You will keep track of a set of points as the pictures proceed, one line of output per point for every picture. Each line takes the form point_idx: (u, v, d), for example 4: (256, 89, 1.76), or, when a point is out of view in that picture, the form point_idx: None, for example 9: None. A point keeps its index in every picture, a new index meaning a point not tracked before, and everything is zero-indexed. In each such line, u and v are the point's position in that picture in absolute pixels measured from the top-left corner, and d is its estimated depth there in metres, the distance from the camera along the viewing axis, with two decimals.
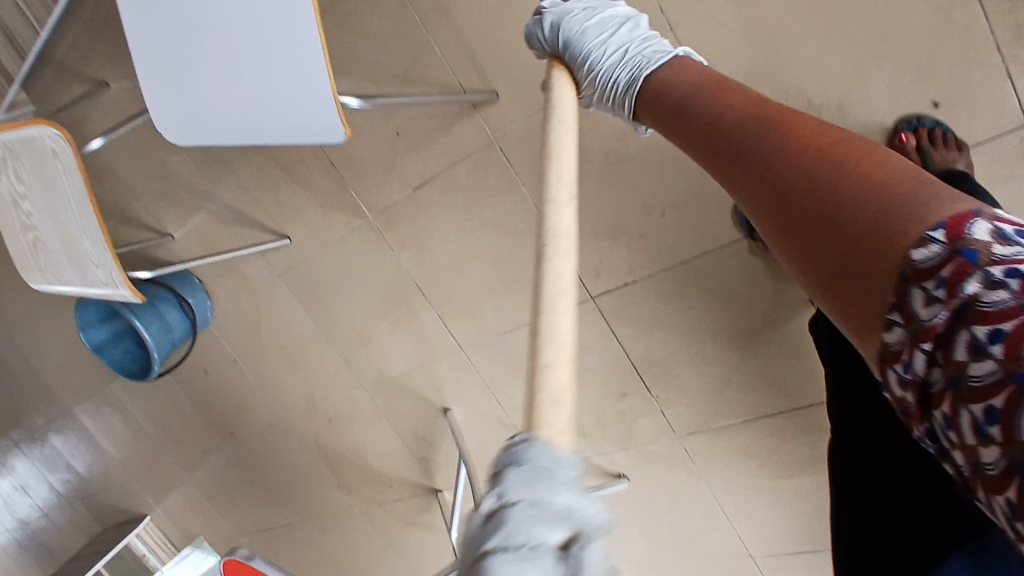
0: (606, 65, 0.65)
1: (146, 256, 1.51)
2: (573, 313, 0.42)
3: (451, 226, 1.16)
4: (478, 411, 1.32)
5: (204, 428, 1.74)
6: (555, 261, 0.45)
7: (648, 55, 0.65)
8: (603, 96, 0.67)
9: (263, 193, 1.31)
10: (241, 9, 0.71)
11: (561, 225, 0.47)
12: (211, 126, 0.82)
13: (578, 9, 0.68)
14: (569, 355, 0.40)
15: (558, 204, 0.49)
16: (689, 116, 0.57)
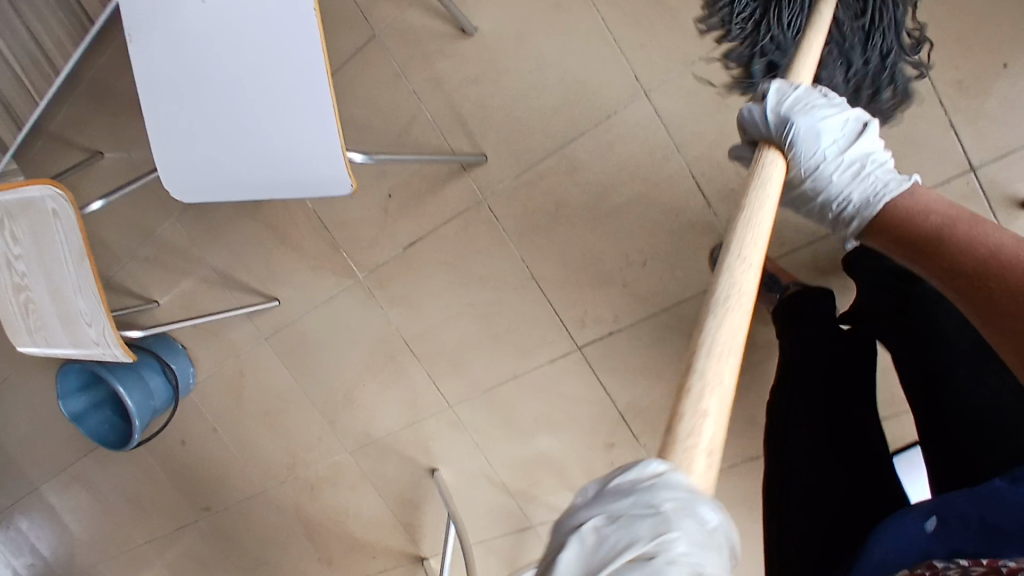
0: (840, 185, 0.65)
1: (128, 323, 1.51)
2: (732, 371, 0.43)
3: (440, 282, 1.20)
4: (467, 469, 1.32)
5: (179, 502, 1.69)
6: (731, 273, 0.47)
7: (883, 177, 0.65)
8: (821, 205, 0.68)
9: (254, 256, 1.35)
10: (264, 68, 0.78)
11: (744, 284, 0.47)
12: (217, 179, 0.86)
13: (820, 101, 0.63)
14: (725, 412, 0.41)
15: (739, 261, 0.48)
16: (912, 225, 0.59)
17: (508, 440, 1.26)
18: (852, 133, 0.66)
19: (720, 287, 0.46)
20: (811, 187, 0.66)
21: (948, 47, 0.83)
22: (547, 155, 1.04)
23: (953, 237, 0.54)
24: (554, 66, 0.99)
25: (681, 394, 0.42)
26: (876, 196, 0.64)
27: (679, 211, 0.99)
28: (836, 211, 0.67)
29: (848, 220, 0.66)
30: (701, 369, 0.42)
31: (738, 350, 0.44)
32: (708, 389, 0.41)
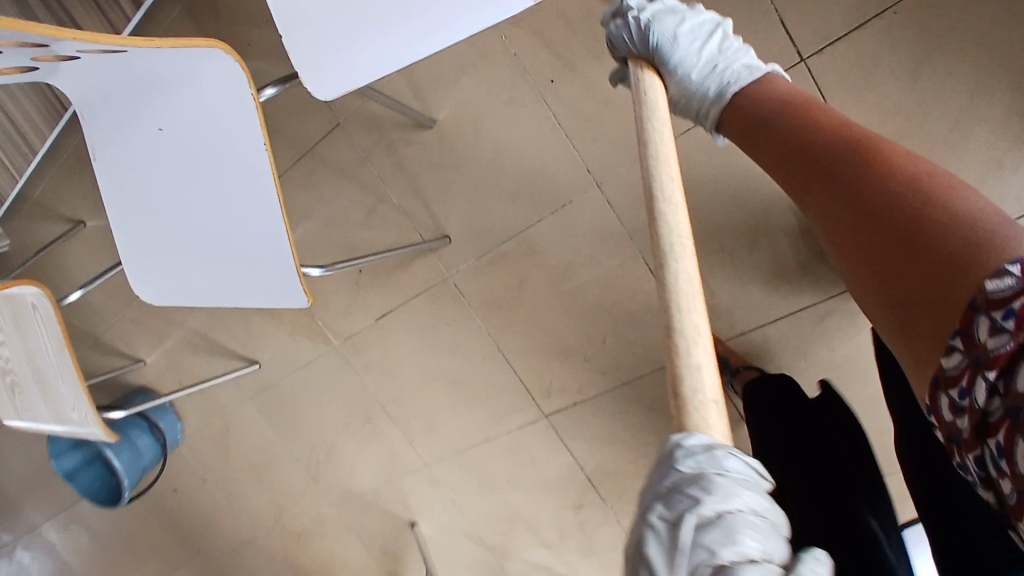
0: (699, 78, 0.65)
1: (116, 380, 1.55)
2: (704, 315, 0.40)
3: (411, 351, 1.23)
4: (444, 525, 1.36)
5: (172, 546, 1.74)
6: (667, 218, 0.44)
7: (737, 68, 0.65)
8: (683, 105, 0.67)
9: (234, 320, 1.39)
10: (214, 169, 0.80)
11: (682, 226, 0.43)
12: (172, 274, 0.87)
13: (666, 14, 0.65)
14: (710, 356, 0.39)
15: (669, 201, 0.44)
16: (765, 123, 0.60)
17: (482, 499, 1.30)
18: (707, 32, 0.66)
19: (663, 239, 0.43)
20: (679, 87, 0.65)
21: None
22: (507, 237, 1.07)
23: (836, 149, 0.53)
24: (512, 155, 1.03)
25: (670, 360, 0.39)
26: (729, 88, 0.64)
27: (636, 292, 1.03)
28: (697, 107, 0.66)
29: (710, 113, 0.65)
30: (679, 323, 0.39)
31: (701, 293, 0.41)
32: (693, 344, 0.39)
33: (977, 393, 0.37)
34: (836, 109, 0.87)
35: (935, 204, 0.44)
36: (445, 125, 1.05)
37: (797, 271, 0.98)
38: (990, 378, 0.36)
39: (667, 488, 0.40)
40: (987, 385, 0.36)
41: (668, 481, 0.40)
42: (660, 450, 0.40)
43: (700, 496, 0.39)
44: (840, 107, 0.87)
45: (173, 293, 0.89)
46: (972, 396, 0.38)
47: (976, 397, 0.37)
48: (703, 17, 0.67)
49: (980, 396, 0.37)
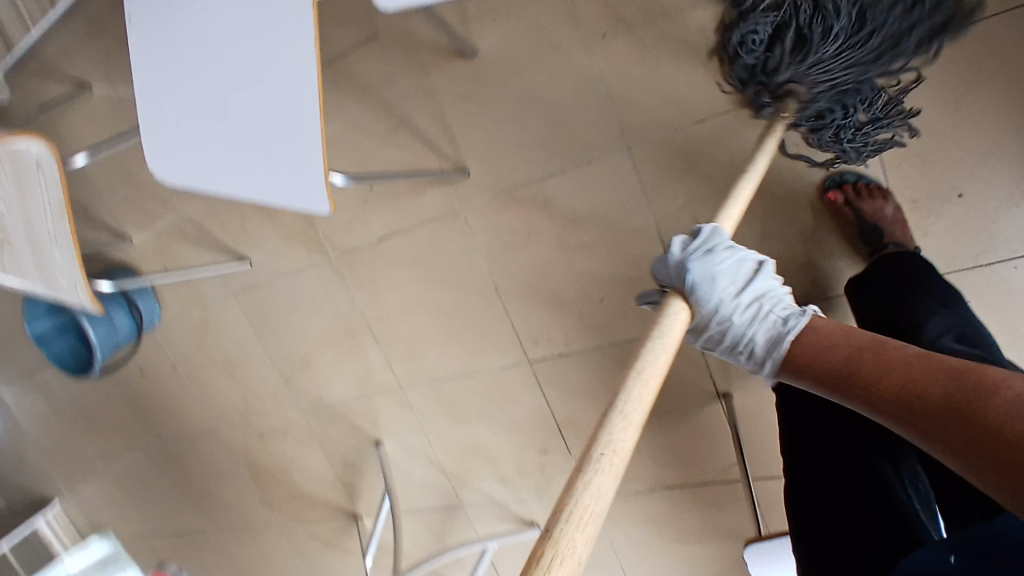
0: (741, 324, 0.67)
1: (99, 253, 1.53)
2: (589, 538, 0.45)
3: (407, 277, 1.24)
4: (410, 447, 1.41)
5: (131, 425, 1.75)
6: (614, 431, 0.52)
7: (783, 312, 0.67)
8: (734, 347, 0.68)
9: (230, 215, 1.37)
10: (251, 59, 0.78)
11: (618, 445, 0.51)
12: (187, 155, 0.85)
13: (714, 255, 0.71)
14: (573, 572, 0.43)
15: (620, 420, 0.53)
16: (818, 358, 0.57)
17: (450, 429, 1.35)
18: (748, 275, 0.71)
19: (600, 446, 0.51)
20: (719, 328, 0.69)
21: (908, 165, 0.90)
22: (524, 182, 1.07)
23: (952, 395, 0.45)
24: (546, 103, 1.02)
25: (532, 562, 0.43)
26: (782, 333, 0.64)
27: (641, 260, 1.04)
28: (750, 352, 0.66)
29: (763, 359, 0.65)
30: (557, 539, 0.44)
31: (597, 516, 0.46)
32: (559, 559, 0.42)
33: None
34: None
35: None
36: (484, 60, 1.04)
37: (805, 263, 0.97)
38: None
39: None
40: None
41: None
42: None
43: None
44: None
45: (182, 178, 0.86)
46: None
47: None
48: (746, 259, 0.72)
49: None
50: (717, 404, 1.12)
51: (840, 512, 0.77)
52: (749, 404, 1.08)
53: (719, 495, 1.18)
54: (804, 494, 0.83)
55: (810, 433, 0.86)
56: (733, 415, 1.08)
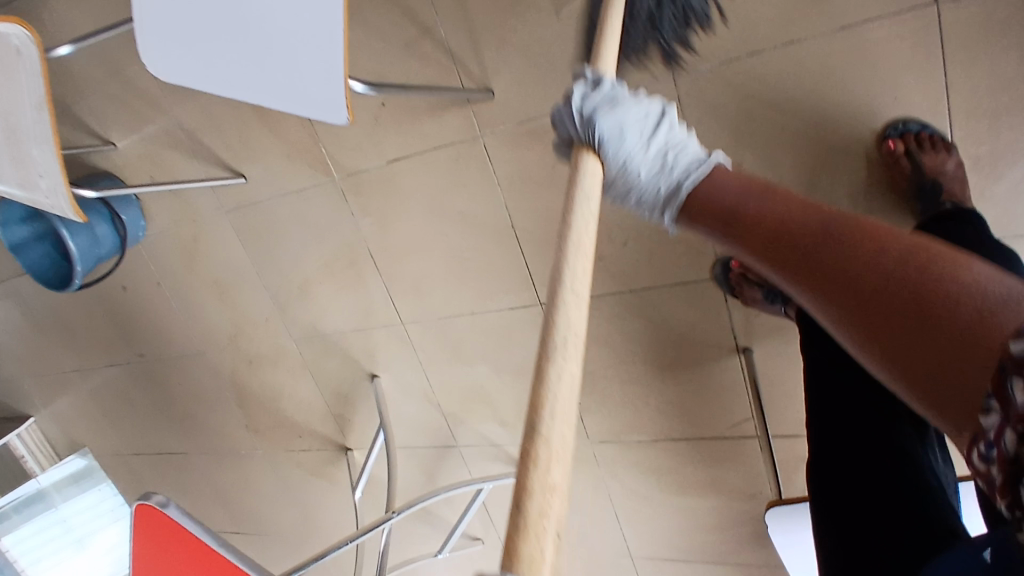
0: (646, 177, 0.63)
1: (83, 159, 1.43)
2: (572, 429, 0.39)
3: (417, 205, 1.16)
4: (406, 383, 1.36)
5: (111, 342, 1.68)
6: (569, 307, 0.45)
7: (687, 164, 0.63)
8: (635, 200, 0.65)
9: (226, 126, 1.26)
10: None
11: (574, 322, 0.44)
12: (184, 51, 0.75)
13: (617, 100, 0.63)
14: (562, 482, 0.37)
15: (573, 298, 0.45)
16: (703, 200, 0.60)
17: (451, 367, 1.30)
18: (654, 123, 0.65)
19: (558, 327, 0.43)
20: (622, 181, 0.64)
21: (978, 121, 0.82)
22: (556, 109, 0.99)
23: (816, 229, 0.50)
24: (587, 22, 0.92)
25: (524, 465, 0.37)
26: (681, 184, 0.62)
27: None
28: (652, 203, 0.64)
29: (661, 209, 0.63)
30: (546, 436, 0.37)
31: (573, 398, 0.40)
32: (554, 460, 0.37)
33: (1002, 432, 0.32)
34: (946, 69, 0.81)
35: (936, 274, 0.41)
36: None
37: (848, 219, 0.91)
38: (999, 402, 0.33)
39: None
40: (998, 429, 0.33)
41: None
42: None
43: None
44: (951, 66, 0.81)
45: (180, 77, 0.78)
46: (990, 443, 0.34)
47: (999, 423, 0.33)
48: (650, 106, 0.66)
49: (1002, 440, 0.32)
50: (735, 359, 1.07)
51: (858, 482, 0.74)
52: (770, 362, 1.04)
53: (724, 451, 1.15)
54: (823, 466, 0.77)
55: (836, 389, 0.80)
56: (752, 371, 1.03)
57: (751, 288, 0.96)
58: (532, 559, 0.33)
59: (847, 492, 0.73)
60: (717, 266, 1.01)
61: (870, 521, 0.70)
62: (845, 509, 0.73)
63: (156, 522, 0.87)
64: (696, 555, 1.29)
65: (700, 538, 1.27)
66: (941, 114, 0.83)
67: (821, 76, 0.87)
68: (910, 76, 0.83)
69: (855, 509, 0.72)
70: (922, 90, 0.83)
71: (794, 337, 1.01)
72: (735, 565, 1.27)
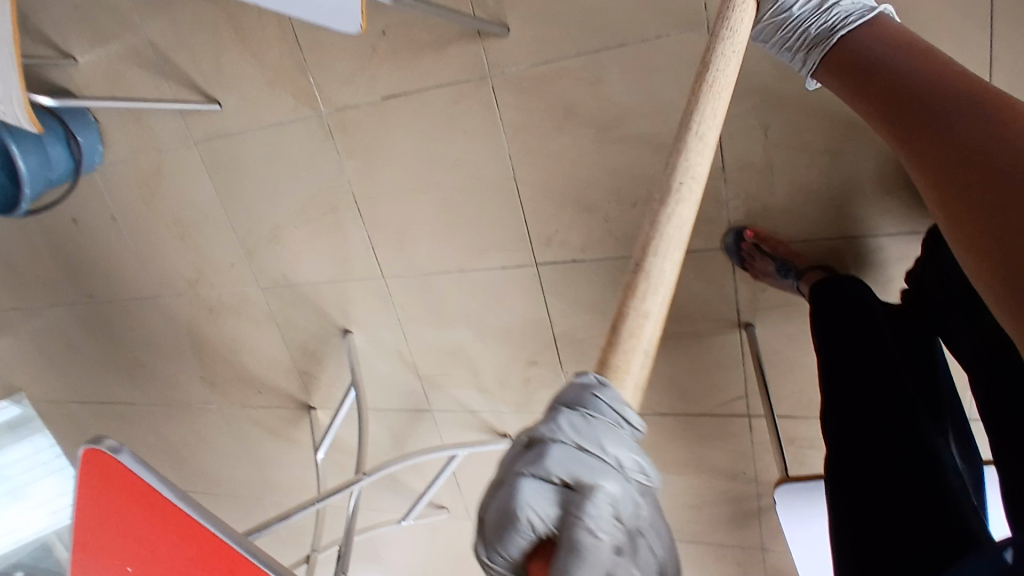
0: (799, 13, 0.66)
1: (37, 73, 1.29)
2: (674, 264, 0.46)
3: (410, 148, 1.08)
4: (381, 341, 1.28)
5: (54, 280, 1.55)
6: (691, 153, 0.48)
7: (846, 11, 0.64)
8: (783, 40, 0.68)
9: (201, 45, 1.15)
10: None
11: (697, 165, 0.48)
12: None
13: None
14: (661, 312, 0.45)
15: (697, 142, 0.48)
16: (858, 57, 0.59)
17: (431, 327, 1.22)
18: None
19: (677, 171, 0.48)
20: (776, 15, 0.68)
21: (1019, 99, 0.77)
22: (573, 53, 0.92)
23: (955, 100, 0.48)
24: None
25: (627, 294, 0.45)
26: (835, 29, 0.62)
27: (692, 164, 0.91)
28: (799, 46, 0.66)
29: (806, 53, 0.65)
30: (649, 270, 0.45)
31: (683, 242, 0.47)
32: (651, 290, 0.45)
33: None
34: (993, 41, 0.76)
35: None
36: None
37: (872, 195, 0.87)
38: None
39: (552, 440, 0.42)
40: None
41: (557, 437, 0.42)
42: (579, 391, 0.44)
43: (599, 466, 0.42)
44: (998, 38, 0.75)
45: None
46: None
47: None
48: None
49: None
50: (735, 335, 1.03)
51: (871, 463, 0.69)
52: (771, 339, 1.01)
53: (712, 429, 1.12)
54: (842, 451, 0.72)
55: (851, 361, 0.77)
56: (753, 347, 0.99)
57: (763, 260, 0.92)
58: (619, 369, 0.43)
59: (867, 480, 0.69)
60: (728, 236, 0.96)
61: (890, 505, 0.65)
62: (863, 494, 0.68)
63: (102, 470, 0.79)
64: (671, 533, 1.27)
65: (675, 517, 1.25)
66: None
67: None
68: (952, 45, 0.77)
69: (872, 490, 0.67)
70: (967, 59, 0.77)
71: (800, 316, 0.98)
72: (709, 545, 1.25)
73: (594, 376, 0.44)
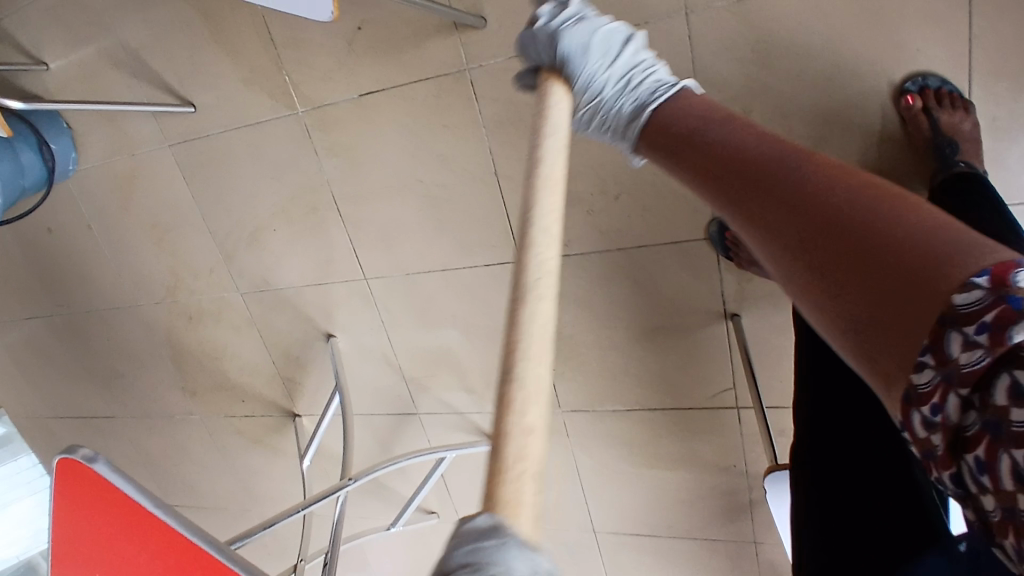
0: (613, 99, 0.62)
1: (7, 79, 1.27)
2: (549, 365, 0.37)
3: (391, 144, 1.06)
4: (366, 345, 1.26)
5: (29, 293, 1.51)
6: (539, 248, 0.41)
7: (653, 84, 0.62)
8: (600, 124, 0.64)
9: (176, 46, 1.13)
10: None
11: (546, 259, 0.41)
12: None
13: (584, 21, 0.60)
14: (542, 424, 0.35)
15: (542, 237, 0.42)
16: (669, 131, 0.57)
17: (416, 328, 1.20)
18: (623, 44, 0.63)
19: (529, 266, 0.41)
20: (589, 103, 0.62)
21: (1000, 80, 0.77)
22: None
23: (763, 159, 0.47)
24: None
25: (500, 410, 0.36)
26: (646, 104, 0.61)
27: None
28: (617, 127, 0.63)
29: (624, 134, 0.63)
30: (520, 377, 0.36)
31: (550, 340, 0.38)
32: (530, 399, 0.35)
33: (985, 354, 0.30)
34: (973, 19, 0.76)
35: (882, 215, 0.38)
36: None
37: None
38: (991, 339, 0.29)
39: None
40: (985, 360, 0.30)
41: None
42: (465, 545, 0.33)
43: None
44: (980, 18, 0.75)
45: None
46: (961, 392, 0.31)
47: (958, 344, 0.31)
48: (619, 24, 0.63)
49: (988, 374, 0.30)
50: (723, 326, 1.02)
51: (842, 460, 0.66)
52: (759, 329, 1.00)
53: (702, 423, 1.11)
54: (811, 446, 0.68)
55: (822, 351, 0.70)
56: (742, 337, 0.99)
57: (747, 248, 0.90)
58: (512, 502, 0.33)
59: (841, 478, 0.65)
60: (712, 227, 0.96)
61: (857, 509, 0.64)
62: (837, 493, 0.65)
63: (76, 479, 0.76)
64: (665, 531, 1.26)
65: (669, 515, 1.24)
66: (961, 71, 0.78)
67: (841, 22, 0.80)
68: (931, 25, 0.77)
69: (846, 490, 0.65)
70: (947, 40, 0.77)
71: (787, 304, 0.97)
72: (702, 541, 1.24)
73: (484, 519, 0.33)
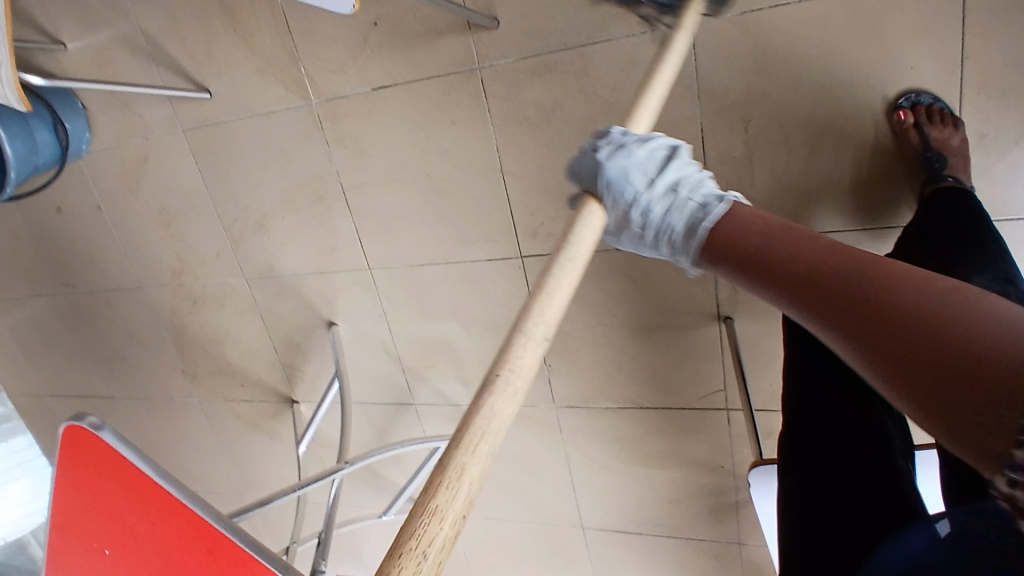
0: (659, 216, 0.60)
1: (26, 59, 1.29)
2: (484, 468, 0.39)
3: (399, 138, 1.09)
4: (366, 334, 1.29)
5: (35, 271, 1.53)
6: (518, 351, 0.44)
7: (700, 198, 0.60)
8: (656, 244, 0.62)
9: (193, 34, 1.16)
10: None
11: (521, 363, 0.44)
12: None
13: (623, 150, 0.63)
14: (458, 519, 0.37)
15: (525, 341, 0.45)
16: (713, 238, 0.55)
17: (416, 318, 1.23)
18: (664, 165, 0.64)
19: (497, 366, 0.43)
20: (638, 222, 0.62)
21: (989, 97, 0.80)
22: (561, 46, 0.94)
23: (806, 261, 0.45)
24: None
25: (426, 492, 0.38)
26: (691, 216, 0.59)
27: None
28: (670, 244, 0.60)
29: (681, 252, 0.59)
30: (454, 467, 0.38)
31: (496, 447, 0.40)
32: (453, 488, 0.38)
33: None
34: (964, 39, 0.79)
35: (943, 305, 0.35)
36: None
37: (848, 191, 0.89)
38: None
39: None
40: None
41: None
42: None
43: None
44: (970, 37, 0.78)
45: None
46: None
47: None
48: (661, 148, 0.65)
49: None
50: (715, 327, 1.05)
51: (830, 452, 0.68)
52: (750, 332, 1.03)
53: (692, 422, 1.14)
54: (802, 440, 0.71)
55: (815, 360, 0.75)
56: (733, 339, 1.01)
57: None
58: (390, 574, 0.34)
59: (824, 464, 0.68)
60: None
61: (836, 499, 0.65)
62: (819, 479, 0.68)
63: (81, 446, 0.79)
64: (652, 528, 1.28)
65: (656, 512, 1.26)
66: (952, 88, 0.81)
67: (837, 36, 0.83)
68: (924, 43, 0.80)
69: (830, 479, 0.67)
70: (938, 58, 0.80)
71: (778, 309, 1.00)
72: (688, 539, 1.26)
73: None
